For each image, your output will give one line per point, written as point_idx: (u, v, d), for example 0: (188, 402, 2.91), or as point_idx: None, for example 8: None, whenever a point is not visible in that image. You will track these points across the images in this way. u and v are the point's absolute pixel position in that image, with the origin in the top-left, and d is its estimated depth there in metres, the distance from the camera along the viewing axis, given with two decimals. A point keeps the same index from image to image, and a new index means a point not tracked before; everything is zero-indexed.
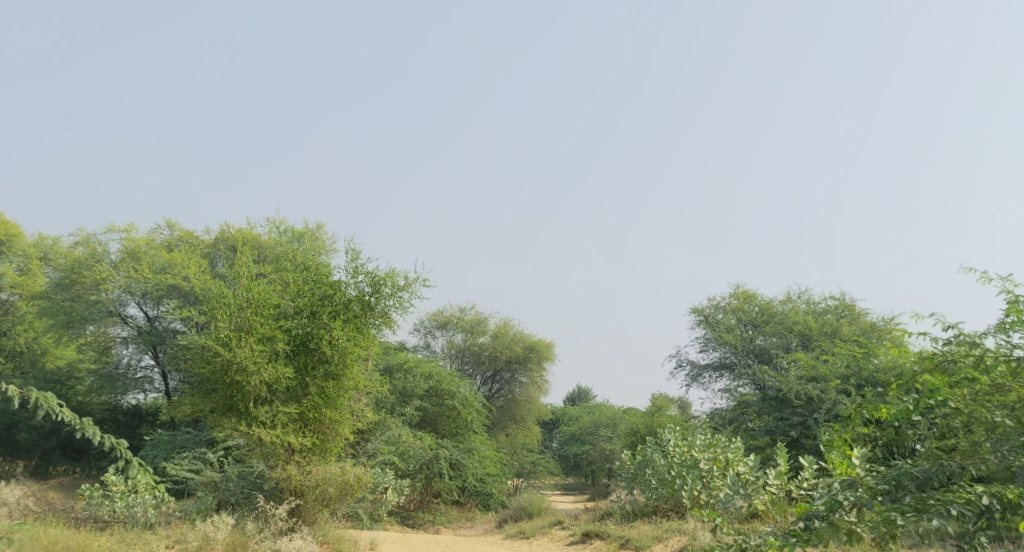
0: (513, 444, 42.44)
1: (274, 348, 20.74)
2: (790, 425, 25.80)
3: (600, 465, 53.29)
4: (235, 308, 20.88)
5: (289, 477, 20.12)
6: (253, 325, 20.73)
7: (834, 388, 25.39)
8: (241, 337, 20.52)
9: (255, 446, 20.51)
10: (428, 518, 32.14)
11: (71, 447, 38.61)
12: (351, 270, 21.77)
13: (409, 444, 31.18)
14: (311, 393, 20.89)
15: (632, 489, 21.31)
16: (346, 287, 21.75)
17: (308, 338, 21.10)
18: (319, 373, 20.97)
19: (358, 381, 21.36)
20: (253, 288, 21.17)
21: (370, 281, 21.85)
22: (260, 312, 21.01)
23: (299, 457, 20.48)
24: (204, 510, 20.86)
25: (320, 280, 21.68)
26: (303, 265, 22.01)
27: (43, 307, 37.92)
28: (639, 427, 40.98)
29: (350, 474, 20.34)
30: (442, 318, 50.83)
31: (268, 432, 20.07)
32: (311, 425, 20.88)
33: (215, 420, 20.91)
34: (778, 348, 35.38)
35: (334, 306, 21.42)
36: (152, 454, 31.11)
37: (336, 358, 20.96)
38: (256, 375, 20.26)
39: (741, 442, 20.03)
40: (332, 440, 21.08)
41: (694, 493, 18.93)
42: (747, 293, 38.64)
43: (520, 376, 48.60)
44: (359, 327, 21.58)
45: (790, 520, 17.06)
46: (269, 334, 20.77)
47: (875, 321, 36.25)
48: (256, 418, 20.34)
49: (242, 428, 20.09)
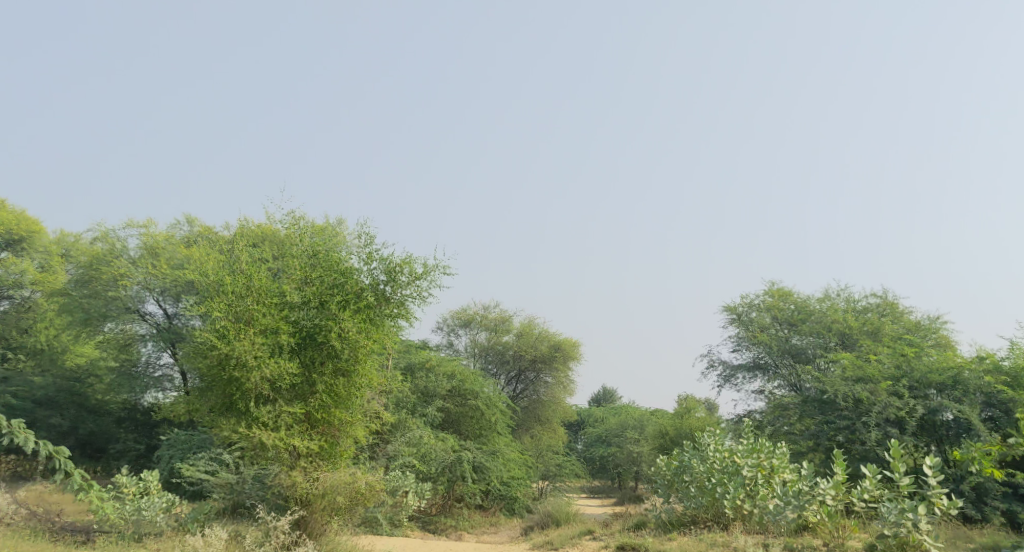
0: (538, 446, 41.19)
1: (278, 341, 19.60)
2: (835, 429, 24.22)
3: (626, 468, 51.98)
4: (234, 297, 19.74)
5: (294, 484, 19.03)
6: (254, 315, 19.60)
7: (885, 389, 23.96)
8: (241, 328, 19.41)
9: (257, 449, 19.45)
10: (451, 524, 30.95)
11: (89, 445, 36.77)
12: (364, 258, 20.63)
13: (431, 445, 30.40)
14: (319, 391, 19.76)
15: (669, 497, 19.99)
16: (359, 274, 20.60)
17: (315, 331, 19.97)
18: (327, 369, 19.83)
19: (371, 378, 20.22)
20: (254, 276, 20.00)
21: (384, 269, 20.70)
22: (263, 301, 19.90)
23: (305, 462, 19.40)
24: (201, 520, 20.11)
25: (330, 267, 20.51)
26: (312, 251, 20.87)
27: (62, 304, 37.06)
28: (667, 429, 39.60)
29: (361, 483, 19.36)
30: (465, 316, 49.57)
31: (269, 435, 19.02)
32: (318, 427, 19.78)
33: (213, 420, 19.83)
34: (816, 348, 33.95)
35: (345, 295, 20.29)
36: (168, 453, 30.01)
37: (347, 353, 19.88)
38: (257, 371, 19.15)
39: (786, 445, 18.66)
40: (343, 444, 20.03)
41: (737, 503, 17.73)
42: (781, 292, 37.06)
43: (546, 376, 47.35)
44: (371, 318, 20.42)
45: (848, 535, 15.65)
46: (272, 326, 19.65)
47: (918, 321, 34.73)
48: (257, 418, 19.28)
49: (241, 430, 19.07)
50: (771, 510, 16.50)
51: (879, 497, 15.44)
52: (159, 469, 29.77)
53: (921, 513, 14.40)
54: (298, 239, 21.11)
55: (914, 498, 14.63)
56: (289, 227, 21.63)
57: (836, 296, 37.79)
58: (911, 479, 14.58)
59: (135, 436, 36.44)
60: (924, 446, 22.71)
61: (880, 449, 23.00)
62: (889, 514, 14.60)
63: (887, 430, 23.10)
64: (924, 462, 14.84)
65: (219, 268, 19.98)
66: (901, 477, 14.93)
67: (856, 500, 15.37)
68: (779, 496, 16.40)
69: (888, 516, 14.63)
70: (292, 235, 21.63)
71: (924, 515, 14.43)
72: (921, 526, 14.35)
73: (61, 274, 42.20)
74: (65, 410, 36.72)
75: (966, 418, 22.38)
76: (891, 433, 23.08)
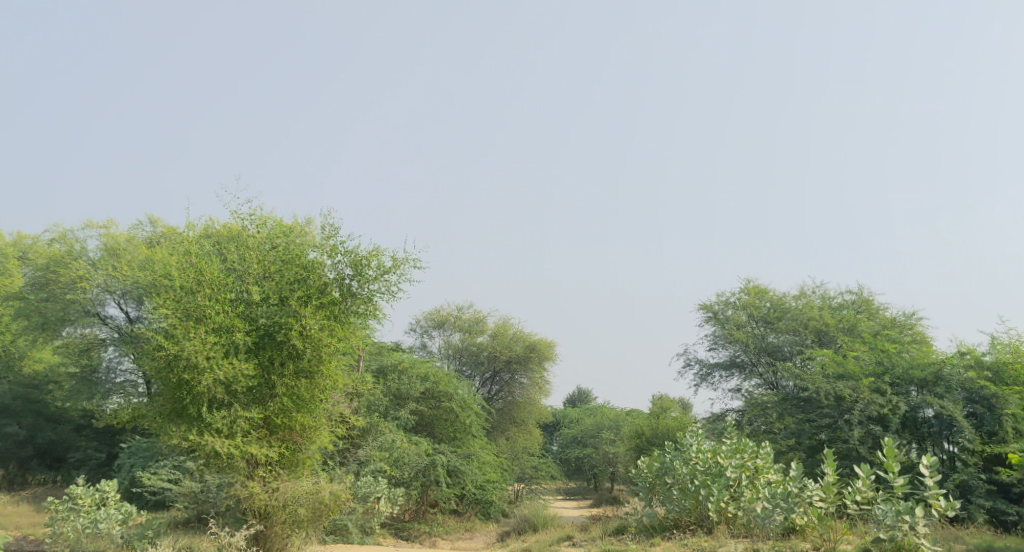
0: (513, 448, 40.38)
1: (233, 340, 18.76)
2: (818, 427, 23.75)
3: (602, 469, 51.49)
4: (184, 293, 18.78)
5: (252, 495, 18.51)
6: (207, 312, 18.68)
7: (867, 386, 23.51)
8: (191, 326, 18.49)
9: (210, 458, 18.69)
10: (424, 530, 30.18)
11: (48, 454, 36.62)
12: (329, 251, 19.87)
13: (404, 449, 29.55)
14: (279, 395, 19.04)
15: (651, 501, 19.41)
16: (323, 268, 19.84)
17: (273, 329, 19.18)
18: (288, 370, 19.12)
19: (335, 380, 19.56)
20: (206, 270, 19.01)
21: (350, 262, 19.97)
22: (215, 296, 18.95)
23: (263, 471, 18.79)
24: (150, 535, 19.42)
25: (290, 260, 19.67)
26: (270, 242, 19.88)
27: (19, 307, 35.91)
28: (644, 429, 39.00)
29: (325, 493, 19.01)
30: (438, 317, 48.64)
31: (223, 443, 18.25)
32: (278, 433, 19.12)
33: (161, 426, 18.94)
34: (793, 345, 33.54)
35: (307, 290, 19.54)
36: (130, 462, 29.16)
37: (309, 354, 19.19)
38: (209, 374, 18.30)
39: (770, 445, 18.12)
40: (305, 450, 19.44)
41: (720, 506, 17.18)
42: (758, 288, 36.43)
43: (521, 377, 46.71)
44: (335, 315, 19.72)
45: (838, 537, 15.07)
46: (227, 324, 18.78)
47: (894, 317, 34.44)
48: (210, 425, 18.42)
49: (193, 437, 18.22)
50: (759, 513, 15.87)
51: (872, 498, 14.84)
52: (120, 478, 28.81)
53: (918, 516, 13.89)
54: (256, 229, 20.20)
55: (909, 500, 14.11)
56: (245, 217, 20.68)
57: (811, 293, 37.41)
58: (907, 479, 14.03)
59: (96, 444, 35.65)
60: (906, 444, 22.21)
61: (863, 448, 22.49)
62: (885, 516, 14.06)
63: (870, 428, 22.69)
64: (918, 461, 14.31)
65: (167, 260, 18.96)
66: (896, 477, 14.39)
67: (849, 502, 14.77)
68: (767, 499, 15.78)
69: (883, 518, 14.10)
70: (248, 225, 20.68)
71: (921, 518, 13.91)
72: (918, 528, 13.83)
73: (19, 277, 40.92)
74: (22, 418, 35.86)
75: (948, 415, 21.77)
76: (874, 431, 22.64)
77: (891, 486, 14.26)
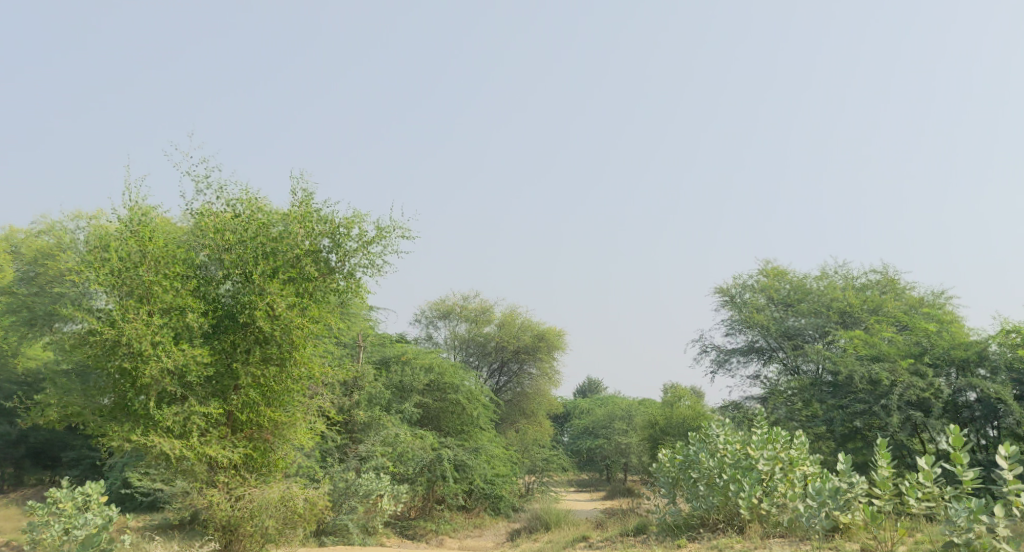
0: (523, 439, 38.68)
1: (186, 322, 17.35)
2: (852, 414, 22.28)
3: (614, 460, 49.93)
4: (129, 269, 17.22)
5: (213, 506, 17.25)
6: (154, 291, 17.19)
7: (905, 368, 22.06)
8: (134, 307, 16.96)
9: (164, 458, 17.32)
10: (431, 528, 28.82)
11: (44, 455, 35.64)
12: (301, 220, 18.35)
13: (407, 444, 27.91)
14: (244, 386, 17.66)
15: (675, 496, 17.97)
16: (298, 238, 18.34)
17: (235, 309, 17.90)
18: (253, 357, 17.71)
19: (311, 368, 18.16)
20: (154, 241, 17.48)
21: (326, 231, 18.48)
22: (165, 270, 17.47)
23: (226, 477, 17.51)
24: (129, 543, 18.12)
25: (254, 231, 18.16)
26: (234, 211, 18.36)
27: (8, 304, 34.89)
28: (658, 419, 37.46)
29: (298, 501, 17.80)
30: (444, 307, 47.06)
31: (174, 443, 16.86)
32: (244, 431, 17.81)
33: (103, 424, 17.53)
34: (814, 330, 31.93)
35: (275, 264, 18.05)
36: (121, 462, 27.85)
37: (279, 338, 17.75)
38: (157, 362, 16.81)
39: (804, 434, 16.59)
40: (278, 450, 18.21)
41: (752, 503, 15.66)
42: (776, 271, 34.98)
43: (530, 367, 45.24)
44: (309, 292, 18.27)
45: (902, 539, 13.55)
46: (179, 304, 17.35)
47: (922, 296, 32.80)
48: (160, 422, 17.01)
49: (140, 436, 16.83)
50: (803, 513, 14.34)
51: (936, 495, 13.32)
52: (111, 479, 27.48)
53: (998, 517, 12.43)
54: (217, 197, 18.67)
55: (985, 497, 12.63)
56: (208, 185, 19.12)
57: (834, 274, 35.80)
58: (978, 473, 12.48)
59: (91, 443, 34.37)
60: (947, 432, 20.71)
61: (902, 435, 20.98)
62: (958, 517, 12.57)
63: (909, 414, 21.13)
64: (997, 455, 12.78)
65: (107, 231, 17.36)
66: (965, 470, 12.83)
67: (912, 500, 13.19)
68: (812, 497, 14.19)
69: (957, 520, 12.60)
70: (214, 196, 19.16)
71: (1001, 518, 12.46)
72: (998, 530, 12.38)
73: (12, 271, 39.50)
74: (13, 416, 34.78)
75: (995, 397, 20.24)
76: (914, 417, 21.06)
77: (960, 481, 12.70)
